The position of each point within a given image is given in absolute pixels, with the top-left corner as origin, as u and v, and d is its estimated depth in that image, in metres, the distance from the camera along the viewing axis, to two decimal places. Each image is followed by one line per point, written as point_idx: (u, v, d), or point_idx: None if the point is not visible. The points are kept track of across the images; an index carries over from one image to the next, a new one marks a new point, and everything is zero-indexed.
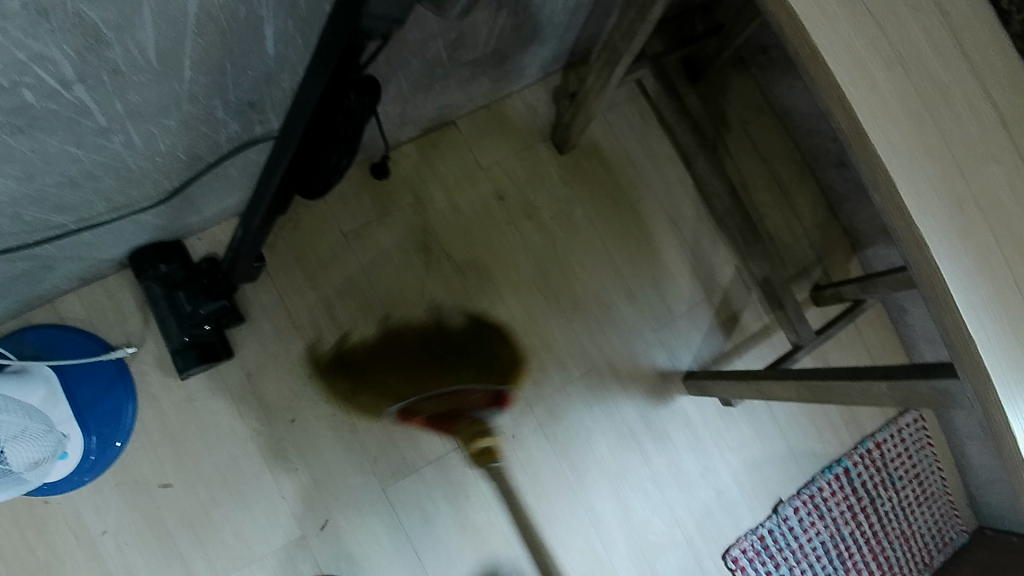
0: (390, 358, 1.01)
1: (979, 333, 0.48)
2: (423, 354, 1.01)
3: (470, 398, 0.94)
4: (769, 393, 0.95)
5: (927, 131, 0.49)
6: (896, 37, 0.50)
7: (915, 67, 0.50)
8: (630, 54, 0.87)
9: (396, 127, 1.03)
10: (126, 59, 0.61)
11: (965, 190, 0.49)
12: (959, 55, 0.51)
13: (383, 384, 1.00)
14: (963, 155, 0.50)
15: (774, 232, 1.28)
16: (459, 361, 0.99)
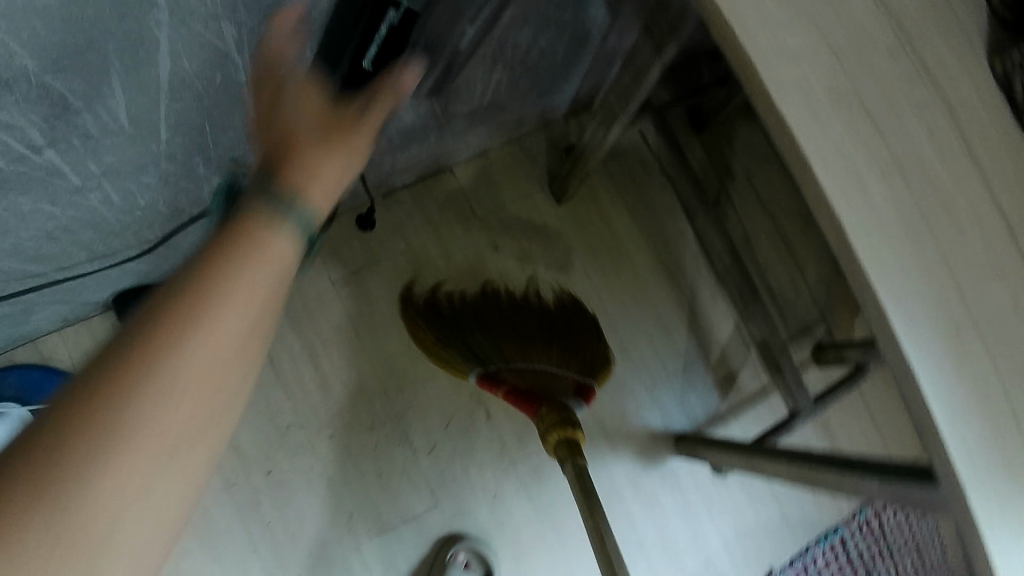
0: (479, 315, 0.94)
1: (967, 472, 0.45)
2: (508, 318, 0.93)
3: (557, 381, 0.85)
4: (759, 468, 0.92)
5: (924, 246, 0.46)
6: (897, 141, 0.46)
7: (917, 175, 0.46)
8: (626, 114, 0.84)
9: (390, 175, 1.01)
10: (97, 125, 0.59)
11: (961, 314, 0.46)
12: (966, 161, 0.47)
13: (467, 346, 0.91)
14: (963, 273, 0.46)
15: (777, 288, 1.23)
16: (550, 336, 0.90)
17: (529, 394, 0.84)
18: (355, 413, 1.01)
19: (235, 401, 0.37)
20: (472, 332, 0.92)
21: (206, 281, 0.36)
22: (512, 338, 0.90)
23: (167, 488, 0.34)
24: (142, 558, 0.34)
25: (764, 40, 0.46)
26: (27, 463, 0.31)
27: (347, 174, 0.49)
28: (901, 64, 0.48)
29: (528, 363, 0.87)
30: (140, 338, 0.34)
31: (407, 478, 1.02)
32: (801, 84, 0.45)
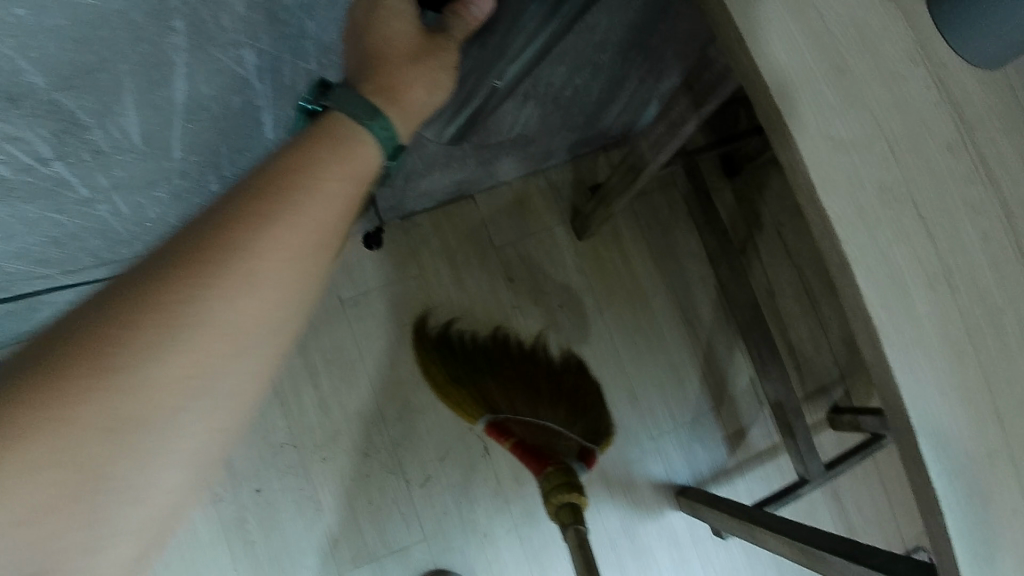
0: (492, 362, 0.96)
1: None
2: (519, 370, 0.95)
3: (561, 443, 0.87)
4: (761, 540, 0.89)
5: (965, 365, 0.42)
6: (948, 249, 0.43)
7: (965, 287, 0.43)
8: (656, 163, 0.80)
9: (410, 199, 0.99)
10: (108, 141, 0.57)
11: (999, 443, 0.42)
12: (1020, 275, 0.44)
13: (475, 397, 0.92)
14: (1005, 397, 0.42)
15: (797, 344, 1.19)
16: (558, 395, 0.92)
17: (533, 451, 0.83)
18: (350, 437, 0.99)
19: (302, 296, 0.39)
20: (484, 376, 0.94)
21: (285, 184, 0.38)
22: (523, 395, 0.91)
23: (235, 368, 0.36)
24: (207, 431, 0.36)
25: (812, 129, 0.42)
26: (116, 320, 0.33)
27: (435, 92, 0.48)
28: (960, 162, 0.44)
29: (536, 421, 0.89)
30: (222, 226, 0.36)
31: (396, 509, 0.99)
32: (848, 178, 0.42)
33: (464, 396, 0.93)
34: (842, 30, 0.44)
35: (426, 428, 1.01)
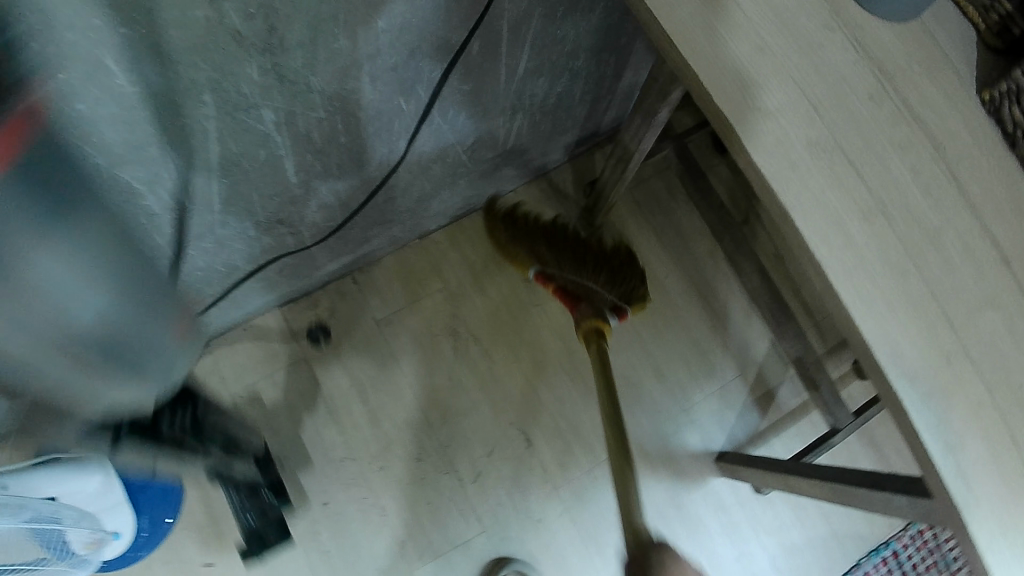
0: (546, 231, 0.99)
1: (962, 495, 0.47)
2: (571, 237, 0.99)
3: (600, 297, 0.93)
4: (796, 488, 0.94)
5: (910, 283, 0.48)
6: (878, 183, 0.49)
7: (899, 215, 0.49)
8: (640, 151, 0.88)
9: (425, 220, 1.08)
10: (159, 205, 0.67)
11: (955, 345, 0.48)
12: (955, 196, 0.50)
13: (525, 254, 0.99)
14: (952, 306, 0.48)
15: (813, 303, 1.24)
16: (601, 261, 0.96)
17: (572, 296, 0.94)
18: (403, 446, 1.07)
19: None
20: (536, 237, 0.98)
21: None
22: (566, 256, 0.96)
23: None
24: None
25: (742, 101, 0.50)
26: None
27: None
28: (882, 107, 0.50)
29: (578, 273, 0.94)
30: None
31: (454, 506, 1.06)
32: (779, 140, 0.49)
33: (518, 256, 0.99)
34: (760, 13, 0.50)
35: (469, 427, 1.09)
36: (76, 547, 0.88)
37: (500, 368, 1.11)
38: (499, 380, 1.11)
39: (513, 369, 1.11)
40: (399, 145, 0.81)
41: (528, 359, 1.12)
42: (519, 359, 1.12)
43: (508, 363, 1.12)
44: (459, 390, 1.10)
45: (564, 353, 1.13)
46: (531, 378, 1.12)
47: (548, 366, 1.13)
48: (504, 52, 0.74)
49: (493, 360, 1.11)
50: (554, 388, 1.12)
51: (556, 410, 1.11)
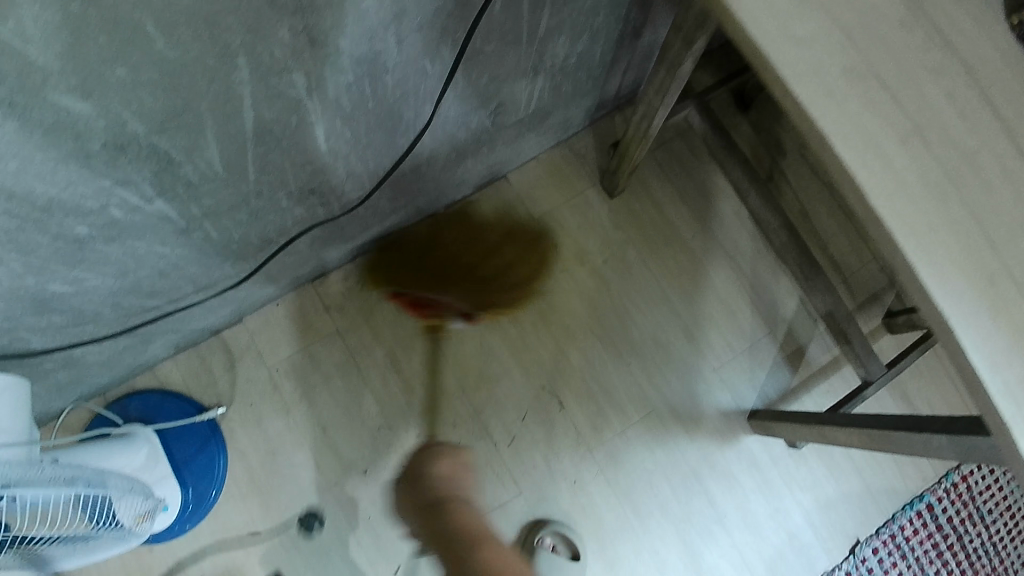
0: (415, 260, 1.03)
1: (1011, 413, 0.47)
2: (432, 260, 1.01)
3: (448, 305, 0.95)
4: (833, 439, 0.94)
5: (950, 206, 0.49)
6: (913, 107, 0.51)
7: (936, 138, 0.50)
8: (665, 106, 0.88)
9: (452, 190, 1.10)
10: (196, 173, 0.68)
11: (997, 265, 0.48)
12: (989, 114, 0.51)
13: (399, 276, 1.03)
14: (992, 225, 0.49)
15: (839, 259, 1.24)
16: (457, 276, 0.97)
17: (422, 304, 0.98)
18: (437, 415, 1.09)
19: None
20: (401, 269, 1.03)
21: None
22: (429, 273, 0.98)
23: None
24: None
25: (774, 32, 0.51)
26: None
27: None
28: (917, 35, 0.52)
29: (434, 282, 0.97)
30: None
31: (489, 470, 1.08)
32: (815, 67, 0.51)
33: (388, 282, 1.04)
34: None
35: (501, 393, 1.11)
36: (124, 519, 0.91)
37: (529, 333, 1.13)
38: (529, 344, 1.12)
39: (542, 333, 1.13)
40: (426, 110, 0.82)
41: (556, 323, 1.13)
42: (548, 323, 1.13)
43: (536, 328, 1.13)
44: (491, 357, 1.11)
45: (592, 317, 1.14)
46: (560, 342, 1.13)
47: (576, 330, 1.14)
48: (528, 9, 0.75)
49: (522, 326, 1.13)
50: (583, 351, 1.13)
51: (587, 372, 1.12)
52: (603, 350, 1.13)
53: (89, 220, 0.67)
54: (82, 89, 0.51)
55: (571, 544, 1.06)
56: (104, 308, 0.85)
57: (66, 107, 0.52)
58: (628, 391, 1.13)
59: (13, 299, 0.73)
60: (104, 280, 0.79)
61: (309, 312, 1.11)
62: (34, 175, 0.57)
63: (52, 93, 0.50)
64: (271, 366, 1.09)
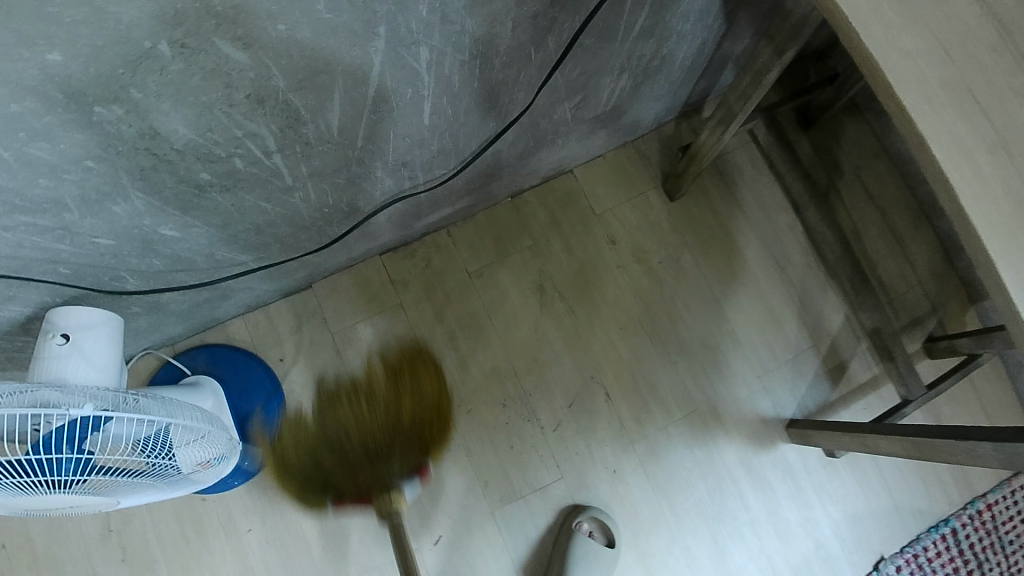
0: (326, 443, 1.00)
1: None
2: (348, 437, 1.00)
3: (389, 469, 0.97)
4: (873, 447, 0.96)
5: None
6: (1001, 123, 0.55)
7: (1019, 150, 0.55)
8: (744, 113, 0.93)
9: (521, 179, 1.15)
10: (315, 134, 0.73)
11: None
12: None
13: (318, 465, 1.00)
14: None
15: (886, 280, 1.28)
16: (387, 436, 1.00)
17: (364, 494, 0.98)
18: (487, 393, 1.13)
19: None
20: (317, 465, 1.00)
21: None
22: (360, 452, 0.97)
23: None
24: None
25: (883, 41, 0.56)
26: None
27: None
28: (1006, 57, 0.56)
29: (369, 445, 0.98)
30: None
31: (535, 452, 1.12)
32: (919, 76, 0.56)
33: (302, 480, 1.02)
34: None
35: (549, 377, 1.14)
36: (189, 467, 0.93)
37: (581, 323, 1.17)
38: (580, 334, 1.16)
39: (594, 323, 1.17)
40: (519, 97, 0.86)
41: (608, 314, 1.17)
42: (599, 315, 1.17)
43: (589, 318, 1.17)
44: (543, 343, 1.15)
45: (642, 313, 1.18)
46: (610, 334, 1.17)
47: (627, 323, 1.17)
48: (630, 7, 0.79)
49: (576, 315, 1.17)
50: (631, 345, 1.17)
51: (634, 364, 1.16)
52: (650, 345, 1.17)
53: (212, 167, 0.71)
54: (244, 40, 0.56)
55: (607, 531, 1.09)
56: (199, 258, 0.90)
57: (228, 56, 0.57)
58: (671, 388, 1.16)
59: (126, 237, 0.78)
60: (206, 229, 0.83)
61: (374, 284, 1.16)
62: (182, 117, 0.62)
63: (219, 41, 0.55)
64: (333, 331, 1.15)
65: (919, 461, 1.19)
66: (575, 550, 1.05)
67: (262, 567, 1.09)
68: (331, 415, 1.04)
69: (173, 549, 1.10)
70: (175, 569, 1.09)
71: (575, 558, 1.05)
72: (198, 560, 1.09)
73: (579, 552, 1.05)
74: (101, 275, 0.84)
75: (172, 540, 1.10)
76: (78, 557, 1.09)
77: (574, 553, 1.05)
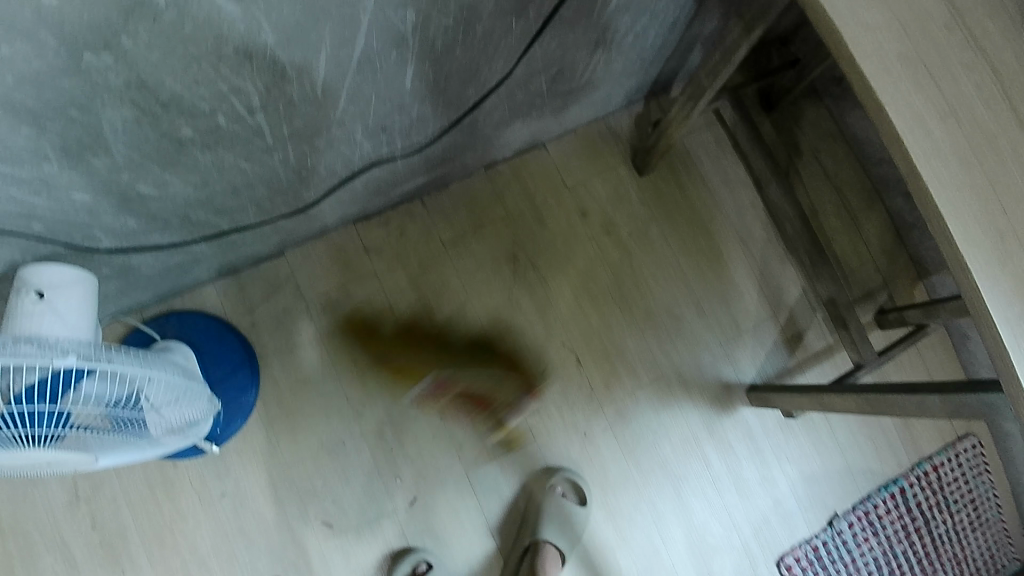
0: (427, 347, 1.15)
1: (1009, 339, 0.58)
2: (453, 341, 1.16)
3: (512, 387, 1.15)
4: (829, 406, 1.02)
5: (973, 174, 0.59)
6: (950, 93, 0.60)
7: (966, 118, 0.60)
8: (713, 89, 0.96)
9: (496, 151, 1.17)
10: (300, 93, 0.74)
11: (1007, 226, 0.59)
12: (1006, 106, 0.60)
13: (427, 359, 1.15)
14: (1005, 194, 0.59)
15: (841, 255, 1.35)
16: (495, 347, 1.17)
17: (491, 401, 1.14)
18: (463, 359, 1.16)
19: None
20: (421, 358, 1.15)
21: None
22: (473, 345, 1.16)
23: None
24: None
25: (844, 16, 0.60)
26: None
27: None
28: (954, 34, 0.61)
29: (483, 381, 1.14)
30: None
31: (509, 416, 1.16)
32: (876, 48, 0.60)
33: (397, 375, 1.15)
34: None
35: (517, 343, 1.18)
36: (161, 431, 0.91)
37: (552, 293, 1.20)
38: (550, 304, 1.19)
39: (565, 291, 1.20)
40: (498, 66, 0.88)
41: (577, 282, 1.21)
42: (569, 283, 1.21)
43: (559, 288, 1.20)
44: (514, 311, 1.18)
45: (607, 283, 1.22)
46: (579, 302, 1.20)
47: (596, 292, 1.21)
48: None
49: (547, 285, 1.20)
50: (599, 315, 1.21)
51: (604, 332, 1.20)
52: (616, 313, 1.22)
53: (195, 123, 0.72)
54: None
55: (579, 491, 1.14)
56: (174, 218, 0.90)
57: (220, 8, 0.57)
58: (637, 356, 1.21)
59: (103, 193, 0.78)
60: (184, 187, 0.83)
61: (348, 253, 1.17)
62: (169, 69, 0.62)
63: None
64: (307, 298, 1.16)
65: (869, 425, 1.26)
66: (548, 508, 1.11)
67: (238, 531, 1.10)
68: (425, 322, 1.16)
69: (145, 515, 1.10)
70: (148, 535, 1.09)
71: (550, 516, 1.10)
72: (171, 525, 1.10)
73: (552, 510, 1.11)
74: (74, 233, 0.83)
75: (144, 505, 1.10)
76: (45, 524, 1.07)
77: (547, 511, 1.10)
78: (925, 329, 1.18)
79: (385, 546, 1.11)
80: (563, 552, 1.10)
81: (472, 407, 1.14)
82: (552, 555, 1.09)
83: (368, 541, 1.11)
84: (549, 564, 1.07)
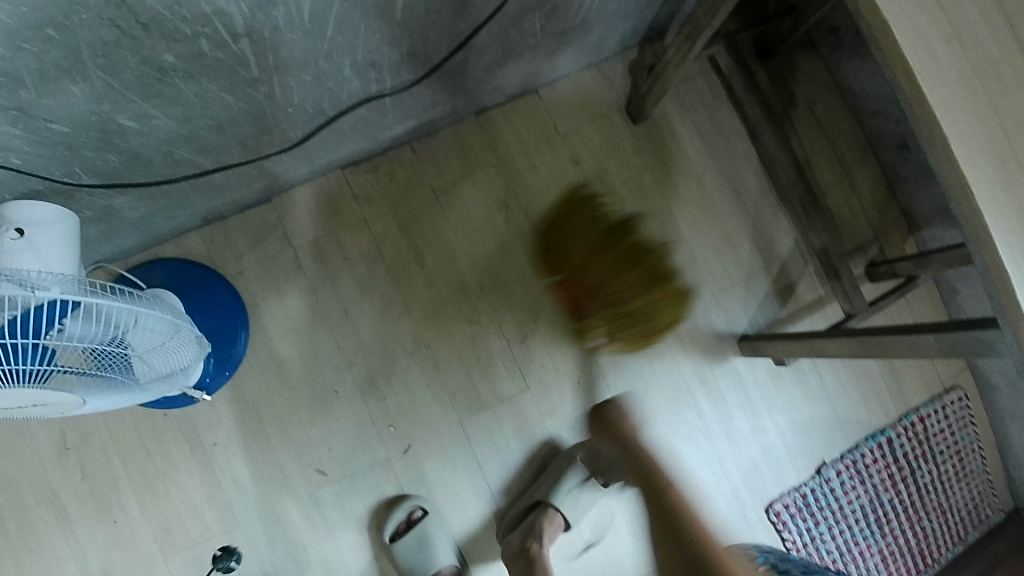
0: (575, 246, 1.06)
1: (1011, 264, 0.57)
2: (581, 261, 1.04)
3: (595, 322, 1.08)
4: (821, 351, 1.02)
5: (976, 98, 0.58)
6: (954, 16, 0.59)
7: (969, 42, 0.59)
8: (711, 28, 0.94)
9: (487, 96, 1.14)
10: (285, 19, 0.71)
11: (1007, 150, 0.58)
12: (1009, 31, 0.59)
13: (572, 255, 1.06)
14: (1008, 120, 0.58)
15: (833, 207, 1.34)
16: (614, 272, 1.02)
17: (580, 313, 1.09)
18: (456, 307, 1.16)
19: None
20: (569, 234, 1.07)
21: None
22: (580, 252, 1.05)
23: None
24: None
25: None
26: None
27: None
28: None
29: (592, 305, 1.05)
30: None
31: (502, 364, 1.16)
32: None
33: (559, 258, 1.09)
34: None
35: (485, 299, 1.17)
36: (147, 377, 0.89)
37: (581, 268, 1.04)
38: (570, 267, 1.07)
39: (599, 266, 1.03)
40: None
41: (620, 250, 1.04)
42: (605, 256, 1.03)
43: (613, 253, 1.04)
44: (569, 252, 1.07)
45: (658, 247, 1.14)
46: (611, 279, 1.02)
47: (642, 261, 1.05)
48: None
49: (585, 252, 1.04)
50: (631, 298, 1.03)
51: (623, 321, 1.07)
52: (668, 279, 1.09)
53: (177, 48, 0.69)
54: None
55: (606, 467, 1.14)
56: (156, 156, 0.87)
57: None
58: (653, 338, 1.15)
59: (82, 124, 0.75)
60: (167, 121, 0.81)
61: (337, 200, 1.15)
62: None
63: None
64: (295, 246, 1.14)
65: (859, 376, 1.27)
66: (572, 477, 1.10)
67: (230, 480, 1.10)
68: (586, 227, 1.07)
69: (134, 464, 1.09)
70: (138, 484, 1.08)
71: (568, 486, 1.09)
72: (162, 474, 1.09)
73: (575, 481, 1.10)
74: (54, 168, 0.81)
75: (133, 455, 1.09)
76: (32, 474, 1.06)
77: (569, 481, 1.09)
78: (916, 281, 1.18)
79: (380, 494, 1.12)
80: (568, 521, 1.10)
81: (577, 310, 1.09)
82: (558, 522, 1.09)
83: (363, 490, 1.11)
84: (551, 529, 1.07)
